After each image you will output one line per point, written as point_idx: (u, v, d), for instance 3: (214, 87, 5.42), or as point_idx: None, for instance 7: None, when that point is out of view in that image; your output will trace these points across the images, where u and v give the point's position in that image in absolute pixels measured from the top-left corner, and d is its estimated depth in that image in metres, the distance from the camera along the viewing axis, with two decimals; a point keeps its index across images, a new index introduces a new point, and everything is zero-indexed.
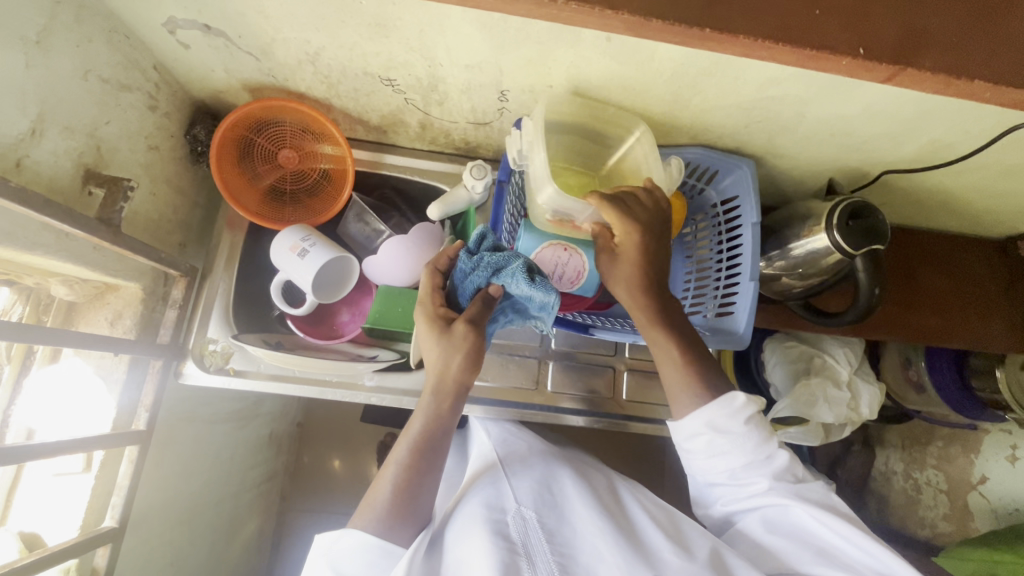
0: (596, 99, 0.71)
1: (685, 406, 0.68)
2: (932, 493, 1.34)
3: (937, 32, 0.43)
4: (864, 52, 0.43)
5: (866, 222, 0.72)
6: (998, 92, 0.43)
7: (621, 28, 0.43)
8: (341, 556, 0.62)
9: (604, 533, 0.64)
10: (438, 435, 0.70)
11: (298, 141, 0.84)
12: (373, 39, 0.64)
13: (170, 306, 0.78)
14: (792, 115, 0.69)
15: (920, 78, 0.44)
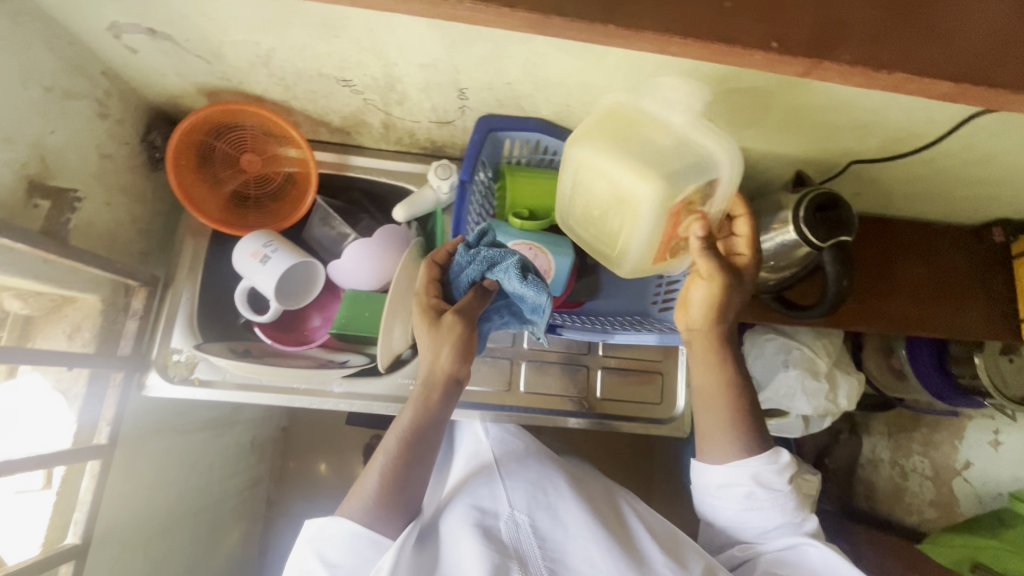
0: (558, 94, 0.70)
1: (727, 457, 0.69)
2: (919, 480, 1.34)
3: (854, 23, 0.43)
4: (776, 46, 0.42)
5: (833, 213, 0.71)
6: (918, 83, 0.43)
7: (521, 25, 0.42)
8: (327, 543, 0.62)
9: (596, 540, 0.65)
10: (428, 427, 0.69)
11: (261, 145, 0.83)
12: (323, 39, 0.62)
13: (130, 317, 0.76)
14: (756, 108, 0.68)
15: (837, 72, 0.43)
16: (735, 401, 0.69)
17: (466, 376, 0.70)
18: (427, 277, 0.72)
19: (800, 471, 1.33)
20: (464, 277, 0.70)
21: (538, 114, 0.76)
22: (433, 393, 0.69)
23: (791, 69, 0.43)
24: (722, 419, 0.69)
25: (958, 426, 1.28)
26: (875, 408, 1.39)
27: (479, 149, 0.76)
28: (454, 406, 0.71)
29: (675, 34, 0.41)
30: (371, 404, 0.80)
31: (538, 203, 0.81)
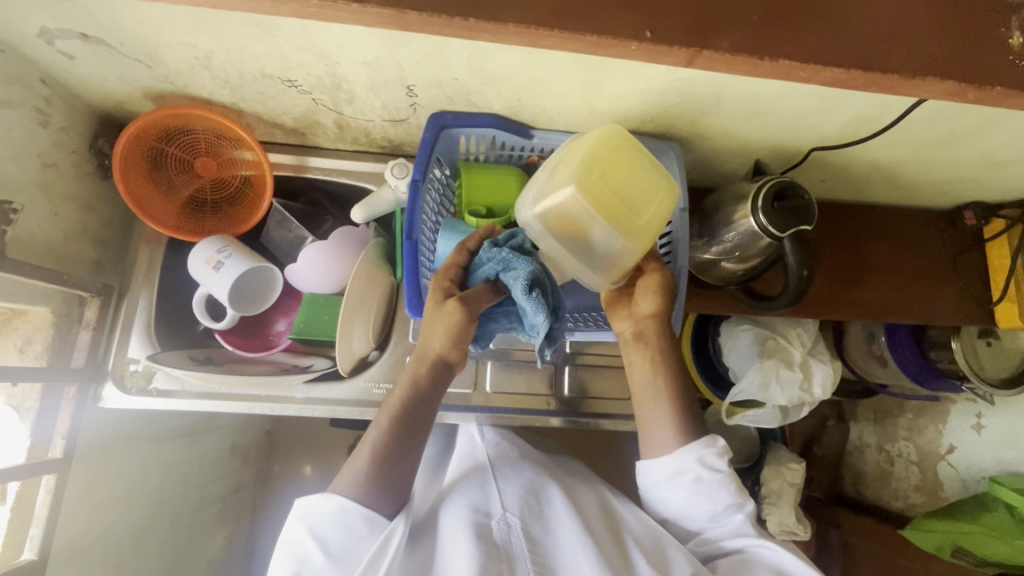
0: (508, 88, 0.68)
1: (665, 444, 0.70)
2: (904, 464, 1.34)
3: (736, 14, 0.43)
4: (650, 35, 0.42)
5: (791, 202, 0.70)
6: (808, 71, 0.44)
7: (376, 21, 0.41)
8: (319, 519, 0.62)
9: (586, 550, 0.65)
10: (419, 405, 0.70)
11: (215, 149, 0.81)
12: (260, 39, 0.61)
13: (84, 328, 0.75)
14: (710, 97, 0.66)
15: (718, 61, 0.43)
16: (675, 390, 0.72)
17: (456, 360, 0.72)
18: (449, 262, 0.71)
19: (783, 460, 1.33)
20: (484, 271, 0.69)
21: (492, 109, 0.74)
22: (422, 371, 0.71)
23: (675, 59, 0.44)
24: (664, 406, 0.71)
25: (941, 410, 1.27)
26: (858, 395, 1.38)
27: (432, 147, 0.75)
28: (444, 388, 0.73)
29: (538, 26, 0.41)
30: (332, 409, 0.79)
31: (495, 199, 0.79)
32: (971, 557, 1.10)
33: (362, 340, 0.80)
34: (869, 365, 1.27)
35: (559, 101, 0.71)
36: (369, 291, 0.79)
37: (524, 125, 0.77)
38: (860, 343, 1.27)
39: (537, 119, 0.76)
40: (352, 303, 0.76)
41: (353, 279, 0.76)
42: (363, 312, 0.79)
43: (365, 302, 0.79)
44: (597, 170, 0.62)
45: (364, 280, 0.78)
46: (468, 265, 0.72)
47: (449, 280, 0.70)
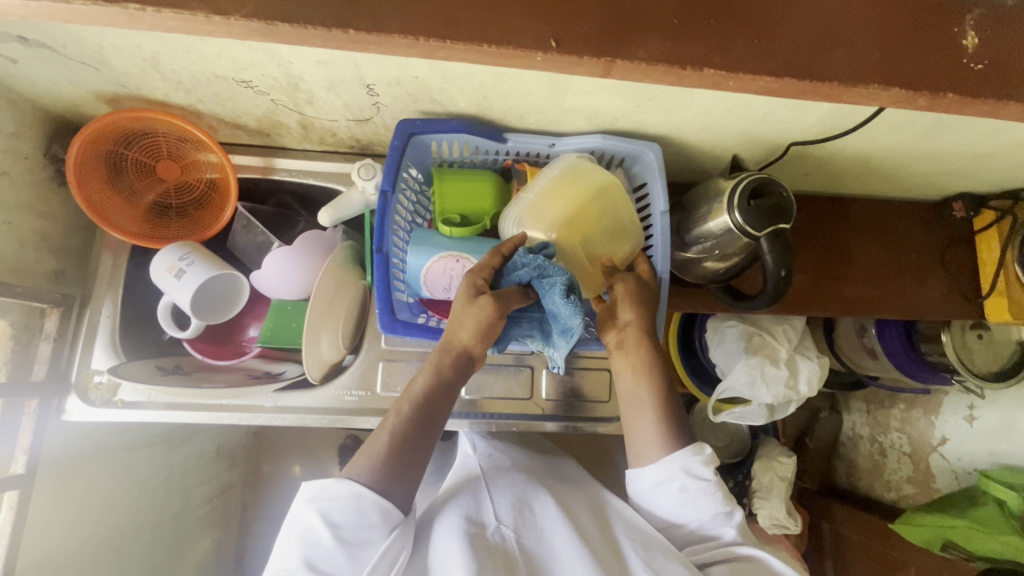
0: (472, 85, 0.65)
1: (651, 456, 0.67)
2: (897, 456, 1.32)
3: (651, 18, 0.43)
4: (555, 45, 0.42)
5: (768, 200, 0.67)
6: (740, 80, 0.44)
7: (248, 35, 0.41)
8: (331, 504, 0.60)
9: (581, 558, 0.65)
10: (441, 395, 0.68)
11: (177, 153, 0.79)
12: (205, 39, 0.58)
13: (45, 340, 0.74)
14: (682, 92, 0.64)
15: (636, 69, 0.43)
16: (663, 397, 0.68)
17: (479, 355, 0.69)
18: (483, 263, 0.66)
19: (774, 454, 1.32)
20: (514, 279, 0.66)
21: (458, 108, 0.71)
22: (445, 362, 0.68)
23: (588, 68, 0.44)
24: (648, 411, 0.68)
25: (933, 402, 1.25)
26: (851, 387, 1.36)
27: (400, 155, 0.73)
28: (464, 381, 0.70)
29: (429, 38, 0.42)
30: (302, 418, 0.77)
31: (470, 207, 0.76)
32: (962, 552, 1.02)
33: (330, 347, 0.78)
34: (859, 357, 1.26)
35: (527, 98, 0.68)
36: (336, 297, 0.77)
37: (494, 124, 0.74)
38: (851, 334, 1.25)
39: (506, 117, 0.73)
40: (317, 309, 0.75)
41: (318, 285, 0.75)
42: (330, 319, 0.77)
43: (332, 309, 0.77)
44: (575, 208, 0.71)
45: (331, 286, 0.76)
46: (502, 266, 0.68)
47: (483, 280, 0.66)
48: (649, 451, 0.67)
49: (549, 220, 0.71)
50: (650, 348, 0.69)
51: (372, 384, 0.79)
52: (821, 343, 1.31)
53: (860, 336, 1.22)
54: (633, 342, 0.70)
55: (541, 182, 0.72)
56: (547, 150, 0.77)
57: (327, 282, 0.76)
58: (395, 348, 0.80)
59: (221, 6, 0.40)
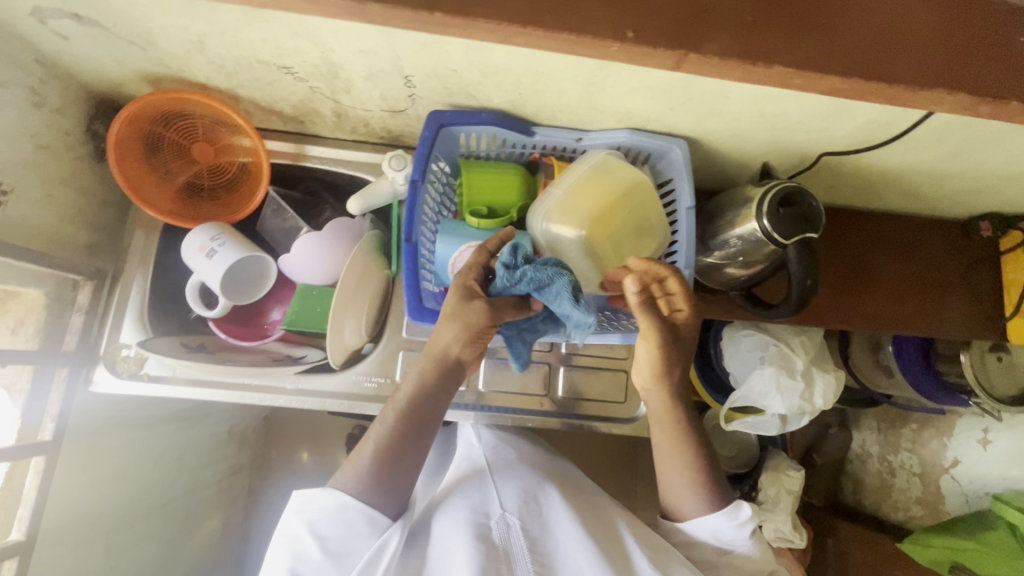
0: (508, 81, 0.66)
1: (692, 508, 0.73)
2: (907, 476, 1.31)
3: (724, 14, 0.44)
4: (631, 36, 0.43)
5: (797, 209, 0.68)
6: (805, 77, 0.44)
7: (338, 14, 0.41)
8: (319, 513, 0.64)
9: (587, 552, 0.66)
10: (427, 401, 0.69)
11: (212, 134, 0.81)
12: (253, 24, 0.59)
13: (77, 311, 0.75)
14: (716, 97, 0.64)
15: (708, 63, 0.43)
16: (697, 452, 0.73)
17: (466, 360, 0.69)
18: (472, 262, 0.66)
19: (782, 467, 1.31)
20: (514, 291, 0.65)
21: (492, 104, 0.72)
22: (429, 369, 0.68)
23: (659, 60, 0.44)
24: (683, 470, 0.74)
25: (946, 423, 1.23)
26: (863, 404, 1.35)
27: (431, 146, 0.73)
28: (453, 383, 0.70)
29: (510, 23, 0.42)
30: (321, 402, 0.78)
31: (496, 199, 0.76)
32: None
33: (352, 334, 0.79)
34: (874, 375, 1.25)
35: (562, 96, 0.68)
36: (361, 286, 0.78)
37: (526, 121, 0.75)
38: (865, 352, 1.25)
39: (538, 115, 0.73)
40: (343, 298, 0.76)
41: (345, 274, 0.76)
42: (354, 308, 0.78)
43: (357, 298, 0.78)
44: (607, 203, 0.71)
45: (357, 275, 0.77)
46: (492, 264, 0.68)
47: (474, 282, 0.65)
48: (688, 505, 0.74)
49: (581, 216, 0.71)
50: (676, 403, 0.74)
51: (391, 372, 0.80)
52: (835, 358, 1.31)
53: (875, 353, 1.23)
54: (663, 410, 0.74)
55: (570, 177, 0.72)
56: (575, 144, 0.77)
57: (353, 271, 0.77)
58: (415, 337, 0.81)
59: None
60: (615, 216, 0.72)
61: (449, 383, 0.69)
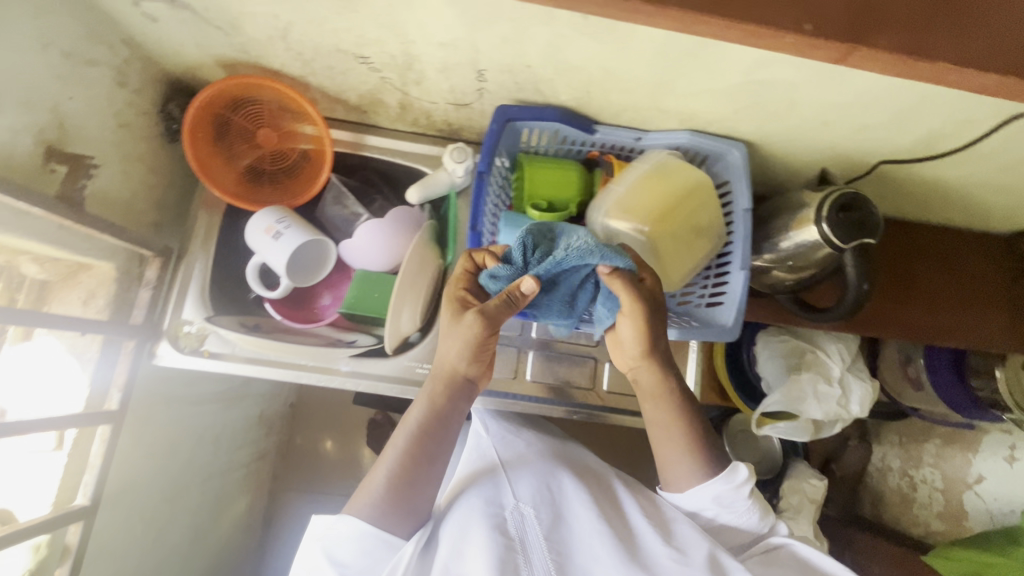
0: (579, 79, 0.68)
1: (684, 481, 0.71)
2: (928, 491, 1.30)
3: (897, 12, 0.43)
4: (809, 29, 0.42)
5: (856, 214, 0.69)
6: (968, 76, 0.44)
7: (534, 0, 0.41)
8: (336, 541, 0.63)
9: (602, 539, 0.65)
10: (436, 424, 0.68)
11: (276, 119, 0.82)
12: (341, 14, 0.61)
13: (144, 286, 0.78)
14: (782, 102, 0.65)
15: (874, 57, 0.43)
16: (691, 426, 0.71)
17: (475, 375, 0.69)
18: (458, 272, 0.68)
19: (805, 475, 1.31)
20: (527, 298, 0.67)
21: (558, 101, 0.74)
22: (440, 388, 0.68)
23: (824, 53, 0.44)
24: (677, 443, 0.71)
25: (972, 440, 1.23)
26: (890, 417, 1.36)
27: (497, 139, 0.75)
28: (462, 404, 0.70)
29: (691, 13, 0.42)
30: (375, 384, 0.80)
31: (555, 193, 0.78)
32: None
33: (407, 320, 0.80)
34: (901, 387, 1.26)
35: (628, 95, 0.70)
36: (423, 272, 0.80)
37: (588, 119, 0.76)
38: (896, 366, 1.26)
39: (601, 113, 0.75)
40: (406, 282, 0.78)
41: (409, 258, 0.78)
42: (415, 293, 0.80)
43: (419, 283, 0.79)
44: (666, 202, 0.72)
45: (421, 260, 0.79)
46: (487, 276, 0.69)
47: (464, 291, 0.67)
48: (687, 479, 0.71)
49: (641, 214, 0.72)
50: (666, 383, 0.71)
51: None
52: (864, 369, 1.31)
53: (904, 365, 1.24)
54: (652, 388, 0.72)
55: (631, 175, 0.73)
56: (633, 143, 0.79)
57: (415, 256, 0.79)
58: None
59: None
60: (673, 214, 0.73)
61: (459, 402, 0.69)
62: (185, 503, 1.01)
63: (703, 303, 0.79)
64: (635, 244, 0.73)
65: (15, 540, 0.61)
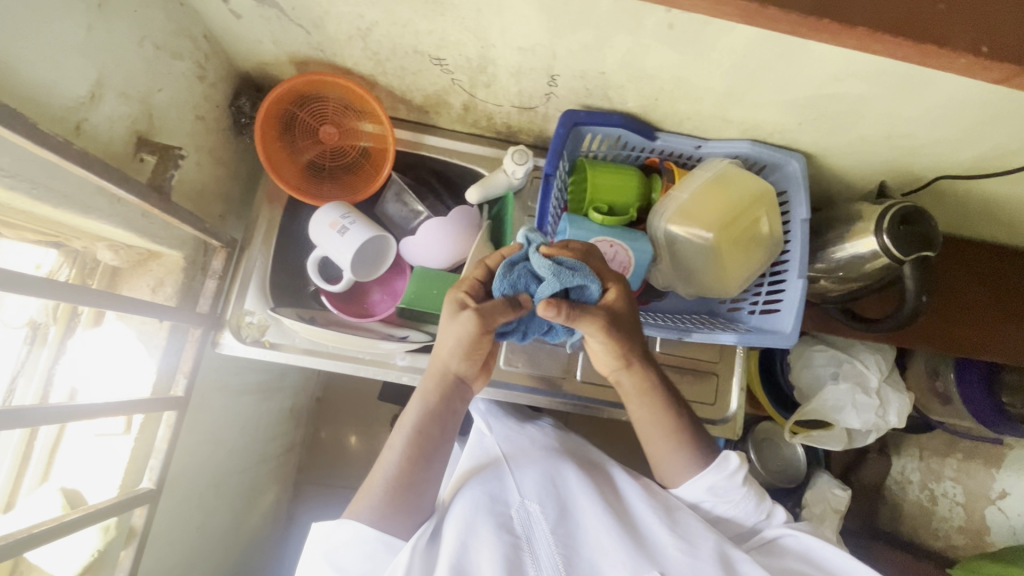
0: (650, 87, 0.69)
1: (682, 474, 0.71)
2: (948, 505, 1.24)
3: None
4: (983, 51, 0.42)
5: (919, 229, 0.70)
6: None
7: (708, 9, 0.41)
8: (336, 547, 0.61)
9: (608, 534, 0.64)
10: (433, 424, 0.68)
11: (341, 116, 0.83)
12: (428, 16, 0.63)
13: (209, 276, 0.79)
14: (850, 115, 0.67)
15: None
16: (681, 420, 0.71)
17: (469, 374, 0.70)
18: (467, 277, 0.66)
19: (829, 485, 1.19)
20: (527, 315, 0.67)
21: (623, 107, 0.75)
22: (435, 388, 0.69)
23: (984, 74, 0.44)
24: (670, 441, 0.71)
25: (997, 455, 1.20)
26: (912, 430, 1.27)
27: (563, 142, 0.76)
28: (456, 404, 0.70)
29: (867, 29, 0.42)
30: None
31: (616, 198, 0.79)
32: None
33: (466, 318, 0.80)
34: (929, 402, 1.19)
35: (696, 105, 0.71)
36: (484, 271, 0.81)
37: (650, 126, 0.78)
38: (921, 376, 1.20)
39: (664, 120, 0.77)
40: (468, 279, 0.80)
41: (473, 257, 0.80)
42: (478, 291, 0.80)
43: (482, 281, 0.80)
44: (732, 211, 0.75)
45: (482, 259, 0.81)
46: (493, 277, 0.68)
47: (466, 292, 0.65)
48: (682, 471, 0.71)
49: (707, 222, 0.75)
50: (648, 384, 0.71)
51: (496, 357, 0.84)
52: None
53: (932, 379, 1.18)
54: (633, 389, 0.71)
55: (694, 183, 0.75)
56: (692, 151, 0.81)
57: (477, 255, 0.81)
58: None
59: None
60: (737, 223, 0.76)
61: (454, 402, 0.69)
62: (223, 495, 1.01)
63: (757, 309, 0.81)
64: (700, 251, 0.77)
65: (91, 520, 0.62)
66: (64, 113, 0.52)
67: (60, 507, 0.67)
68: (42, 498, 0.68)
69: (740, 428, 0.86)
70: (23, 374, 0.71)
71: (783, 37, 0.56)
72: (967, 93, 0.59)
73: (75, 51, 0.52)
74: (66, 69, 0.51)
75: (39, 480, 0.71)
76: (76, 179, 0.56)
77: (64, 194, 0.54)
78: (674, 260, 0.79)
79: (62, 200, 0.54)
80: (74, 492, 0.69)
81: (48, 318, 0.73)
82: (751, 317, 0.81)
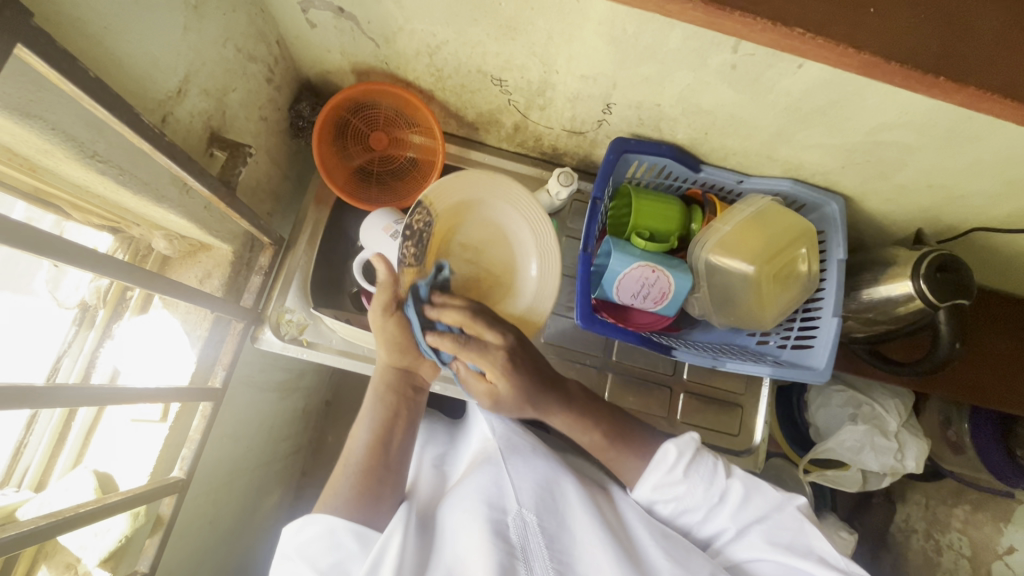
0: (702, 122, 0.72)
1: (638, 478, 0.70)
2: (954, 558, 1.15)
3: None
4: None
5: (954, 276, 0.72)
6: None
7: (774, 41, 0.41)
8: (307, 542, 0.60)
9: (602, 546, 0.60)
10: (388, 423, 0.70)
11: (391, 125, 0.83)
12: (499, 40, 0.66)
13: (255, 272, 0.80)
14: (894, 162, 0.69)
15: None
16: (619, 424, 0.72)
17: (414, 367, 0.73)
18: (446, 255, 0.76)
19: (835, 526, 1.12)
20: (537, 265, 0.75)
21: (672, 138, 0.78)
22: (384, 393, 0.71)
23: None
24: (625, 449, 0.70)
25: (1006, 509, 1.09)
26: (919, 476, 1.20)
27: (611, 168, 0.78)
28: (409, 411, 0.72)
29: (933, 76, 0.41)
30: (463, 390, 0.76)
31: (658, 225, 0.81)
32: None
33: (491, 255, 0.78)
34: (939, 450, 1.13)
35: (742, 143, 0.74)
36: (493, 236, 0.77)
37: (696, 158, 0.80)
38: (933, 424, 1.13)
39: (710, 154, 0.79)
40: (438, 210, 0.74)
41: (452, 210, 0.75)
42: (516, 249, 0.77)
43: (545, 239, 0.74)
44: (776, 253, 0.80)
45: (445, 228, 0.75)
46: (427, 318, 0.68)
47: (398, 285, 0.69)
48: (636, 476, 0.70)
49: (751, 259, 0.79)
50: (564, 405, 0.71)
51: None
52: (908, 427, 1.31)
53: (943, 428, 1.12)
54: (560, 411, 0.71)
55: (737, 217, 0.79)
56: (734, 185, 0.83)
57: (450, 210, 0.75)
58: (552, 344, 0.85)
59: (778, 13, 0.40)
60: (784, 266, 0.80)
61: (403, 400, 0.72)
62: (233, 492, 0.98)
63: (789, 343, 0.83)
64: (743, 283, 0.81)
65: (127, 506, 0.61)
66: (154, 107, 0.55)
67: (92, 491, 0.67)
68: (75, 478, 0.69)
69: (762, 461, 0.85)
70: (68, 354, 0.72)
71: (842, 85, 0.58)
72: (1012, 147, 0.61)
73: (170, 49, 0.54)
74: (159, 66, 0.54)
75: (70, 464, 0.72)
76: (157, 168, 0.58)
77: (143, 181, 0.56)
78: (712, 289, 0.82)
79: (141, 186, 0.56)
80: (107, 476, 0.70)
81: (97, 301, 0.74)
82: (782, 351, 0.84)
